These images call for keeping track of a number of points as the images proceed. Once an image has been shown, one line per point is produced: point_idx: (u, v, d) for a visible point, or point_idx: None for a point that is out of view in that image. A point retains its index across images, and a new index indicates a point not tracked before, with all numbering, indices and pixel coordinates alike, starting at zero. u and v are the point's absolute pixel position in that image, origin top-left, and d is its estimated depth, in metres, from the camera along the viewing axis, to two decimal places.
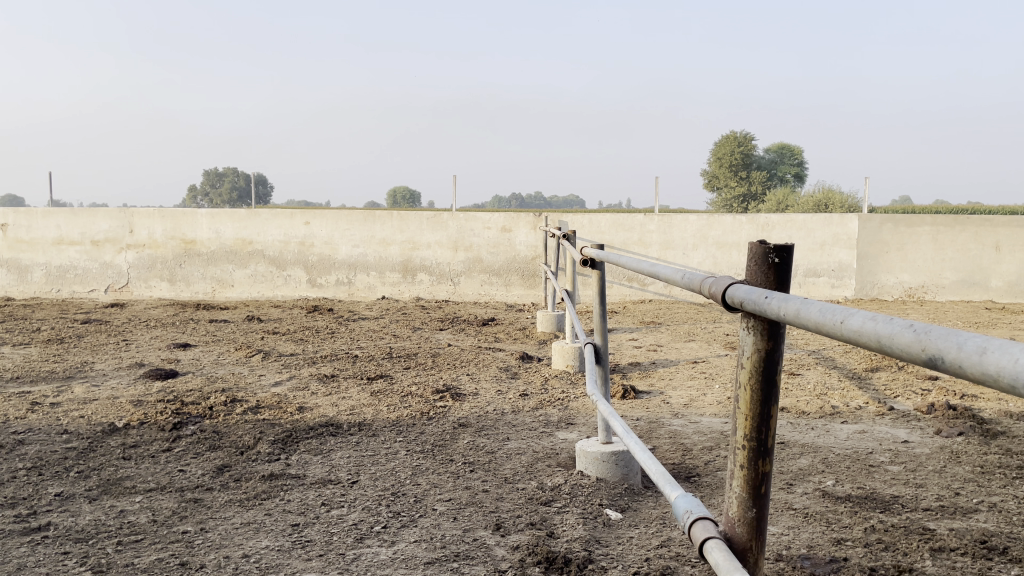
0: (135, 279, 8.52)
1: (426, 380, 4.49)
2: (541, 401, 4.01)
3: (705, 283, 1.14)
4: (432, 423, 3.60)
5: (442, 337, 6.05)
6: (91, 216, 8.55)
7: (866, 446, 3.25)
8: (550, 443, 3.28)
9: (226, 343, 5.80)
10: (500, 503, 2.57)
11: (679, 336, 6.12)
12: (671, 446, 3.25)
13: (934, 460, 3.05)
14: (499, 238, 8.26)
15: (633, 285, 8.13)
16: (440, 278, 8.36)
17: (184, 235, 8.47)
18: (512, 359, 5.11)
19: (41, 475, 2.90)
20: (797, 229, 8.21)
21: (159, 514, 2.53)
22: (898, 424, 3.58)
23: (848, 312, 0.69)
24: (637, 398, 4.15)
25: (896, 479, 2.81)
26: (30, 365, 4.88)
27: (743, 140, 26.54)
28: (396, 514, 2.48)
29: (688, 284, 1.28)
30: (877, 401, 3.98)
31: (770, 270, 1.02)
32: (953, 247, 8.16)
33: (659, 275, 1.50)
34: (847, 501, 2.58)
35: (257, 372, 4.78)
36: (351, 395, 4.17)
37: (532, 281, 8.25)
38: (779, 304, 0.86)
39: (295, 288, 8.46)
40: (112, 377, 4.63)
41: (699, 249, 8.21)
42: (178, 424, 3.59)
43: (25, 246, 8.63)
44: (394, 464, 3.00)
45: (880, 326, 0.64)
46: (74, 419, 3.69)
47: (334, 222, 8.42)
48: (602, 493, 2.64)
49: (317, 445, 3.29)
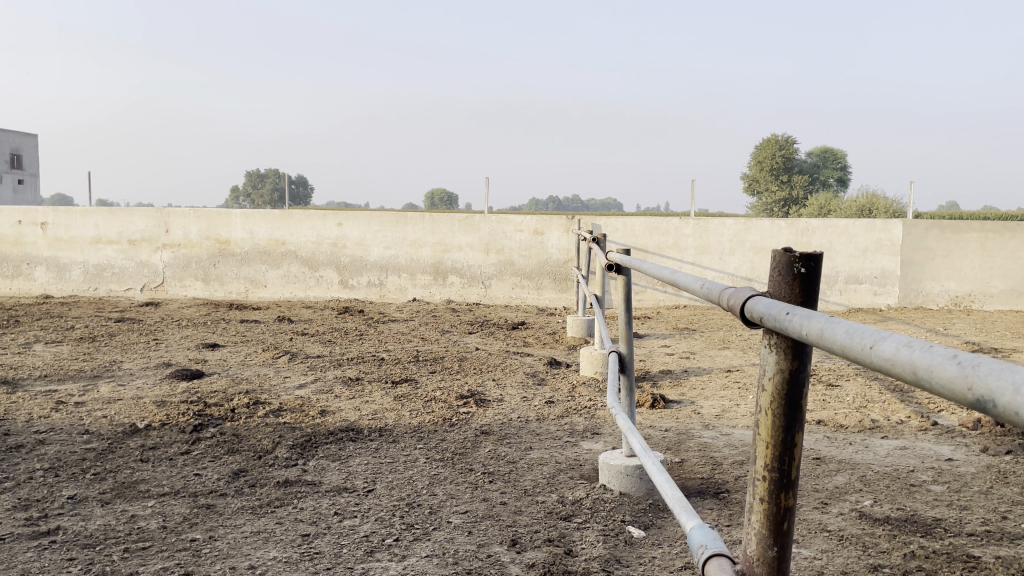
0: (170, 278, 8.59)
1: (452, 385, 4.40)
2: (567, 409, 3.90)
3: (724, 294, 1.04)
4: (454, 430, 3.52)
5: (470, 341, 5.96)
6: (128, 215, 8.62)
7: (907, 463, 3.09)
8: (574, 454, 3.17)
9: (254, 343, 5.78)
10: (518, 517, 2.47)
11: (713, 344, 5.97)
12: (700, 460, 3.12)
13: (980, 480, 2.88)
14: (531, 241, 8.17)
15: (667, 290, 7.97)
16: (472, 280, 8.29)
17: (218, 235, 8.51)
18: (540, 365, 5.01)
19: (58, 477, 2.87)
20: (839, 235, 7.96)
21: (169, 520, 2.48)
22: (942, 441, 3.41)
23: (880, 336, 0.58)
24: (667, 408, 4.02)
25: (938, 501, 2.66)
26: (59, 364, 4.90)
27: (784, 144, 26.17)
28: (410, 526, 2.39)
29: (706, 294, 1.17)
30: (920, 416, 3.80)
31: (795, 282, 0.91)
32: (1002, 255, 7.88)
33: (679, 283, 1.39)
34: (885, 523, 2.43)
35: (283, 374, 4.74)
36: (373, 399, 4.10)
37: (564, 285, 8.15)
38: (800, 323, 0.74)
39: (327, 289, 8.46)
40: (138, 376, 4.62)
41: (736, 254, 8.03)
42: (198, 426, 3.54)
43: (64, 244, 8.73)
44: (411, 473, 2.92)
45: (917, 354, 0.53)
46: (96, 419, 3.67)
47: (366, 223, 8.40)
48: (624, 509, 2.52)
49: (336, 450, 3.22)
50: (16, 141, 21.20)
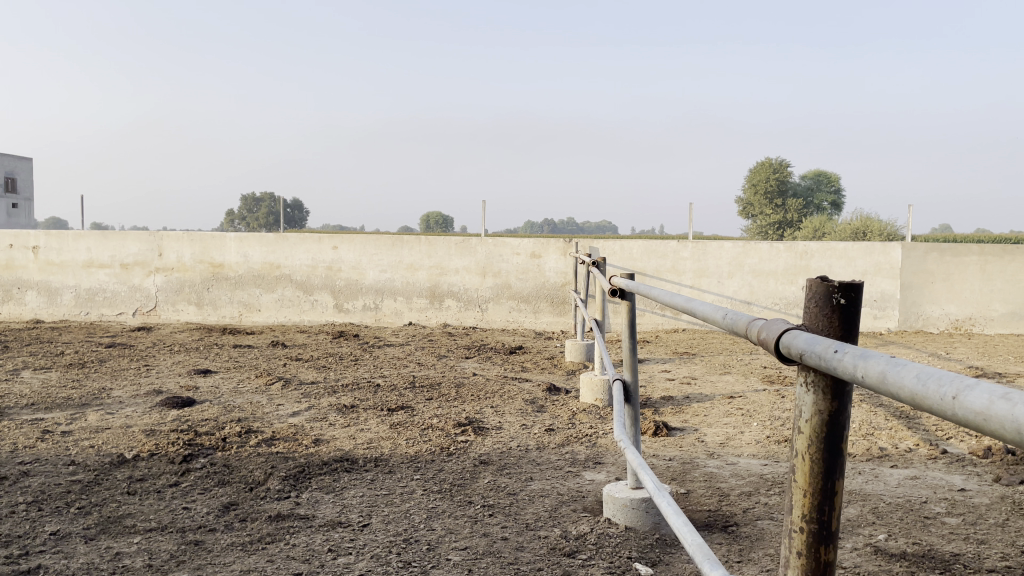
0: (162, 302, 8.49)
1: (449, 412, 4.30)
2: (568, 438, 3.81)
3: (752, 326, 0.96)
4: (452, 460, 3.42)
5: (467, 366, 5.87)
6: (120, 239, 8.54)
7: (919, 494, 3.00)
8: (576, 485, 3.07)
9: (247, 369, 5.67)
10: (520, 553, 2.37)
11: (714, 369, 5.88)
12: (706, 491, 3.03)
13: (995, 512, 2.80)
14: (528, 264, 8.10)
15: (665, 313, 7.90)
16: (468, 304, 8.21)
17: (212, 259, 8.43)
18: (539, 391, 4.92)
19: (41, 511, 2.76)
20: (838, 258, 7.90)
21: (155, 557, 2.37)
22: (953, 470, 3.32)
23: (966, 385, 0.49)
24: (669, 436, 3.93)
25: (954, 534, 2.57)
26: (47, 391, 4.79)
27: (778, 167, 26.30)
28: (407, 564, 2.29)
29: (728, 325, 1.09)
30: (928, 443, 3.72)
31: (835, 314, 0.83)
32: (1002, 278, 7.83)
33: (695, 311, 1.31)
34: (902, 559, 2.34)
35: (276, 401, 4.63)
36: (368, 427, 4.00)
37: (562, 308, 8.06)
38: (850, 361, 0.65)
39: (322, 313, 8.36)
40: (128, 404, 4.51)
41: (734, 277, 7.97)
42: (188, 456, 3.43)
43: (56, 268, 8.63)
44: (408, 506, 2.82)
45: (1018, 410, 0.44)
46: (83, 449, 3.56)
47: (361, 247, 8.32)
48: (630, 545, 2.43)
49: (330, 482, 3.13)
50: (11, 165, 21.15)
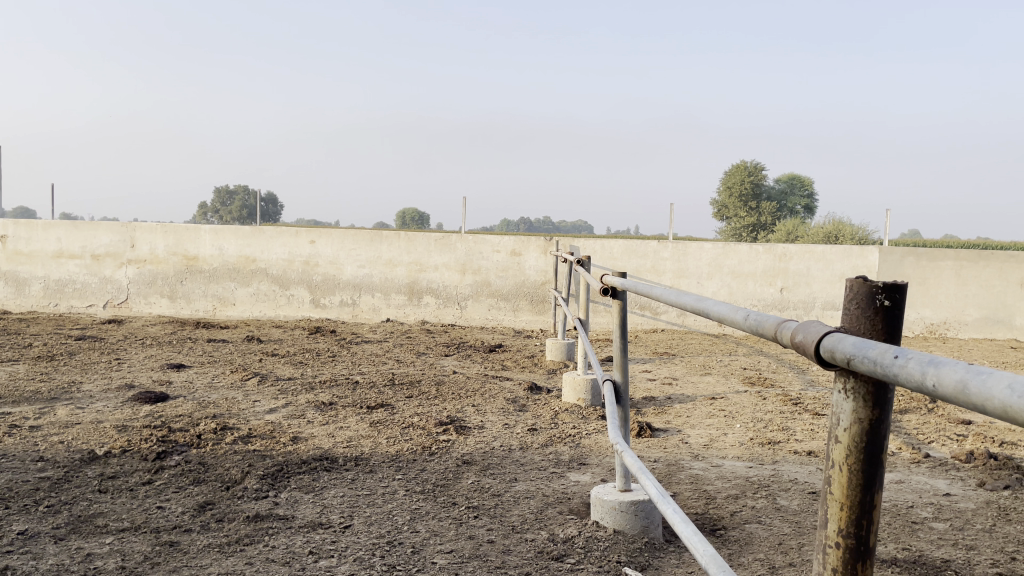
0: (134, 295, 8.32)
1: (430, 411, 4.23)
2: (551, 438, 3.76)
3: (782, 328, 0.90)
4: (434, 459, 3.36)
5: (446, 364, 5.80)
6: (91, 230, 8.35)
7: (905, 499, 2.98)
8: (561, 487, 3.02)
9: (222, 364, 5.56)
10: (508, 557, 2.31)
11: (695, 370, 5.86)
12: (693, 494, 2.99)
13: (981, 517, 2.79)
14: (508, 261, 8.05)
15: (645, 313, 7.89)
16: (447, 301, 8.13)
17: (186, 252, 8.28)
18: (520, 390, 4.86)
19: (6, 509, 2.65)
20: (816, 261, 7.91)
21: (128, 559, 2.28)
22: (936, 474, 3.32)
23: None
24: (653, 436, 3.89)
25: (942, 540, 2.55)
26: (15, 385, 4.65)
27: (754, 170, 26.51)
28: (391, 567, 2.22)
29: (751, 326, 1.04)
30: (911, 447, 3.72)
31: (877, 316, 0.78)
32: (976, 282, 7.90)
33: (710, 311, 1.27)
34: (894, 565, 2.32)
35: (252, 398, 4.52)
36: (348, 425, 3.92)
37: (541, 307, 8.01)
38: (916, 368, 0.60)
39: (298, 307, 8.24)
40: (99, 399, 4.39)
41: (713, 278, 7.97)
42: (162, 454, 3.33)
43: (24, 258, 8.43)
44: (390, 507, 2.75)
45: None
46: (52, 445, 3.45)
47: (339, 240, 8.21)
48: (619, 548, 2.38)
49: (310, 481, 3.05)
50: None
